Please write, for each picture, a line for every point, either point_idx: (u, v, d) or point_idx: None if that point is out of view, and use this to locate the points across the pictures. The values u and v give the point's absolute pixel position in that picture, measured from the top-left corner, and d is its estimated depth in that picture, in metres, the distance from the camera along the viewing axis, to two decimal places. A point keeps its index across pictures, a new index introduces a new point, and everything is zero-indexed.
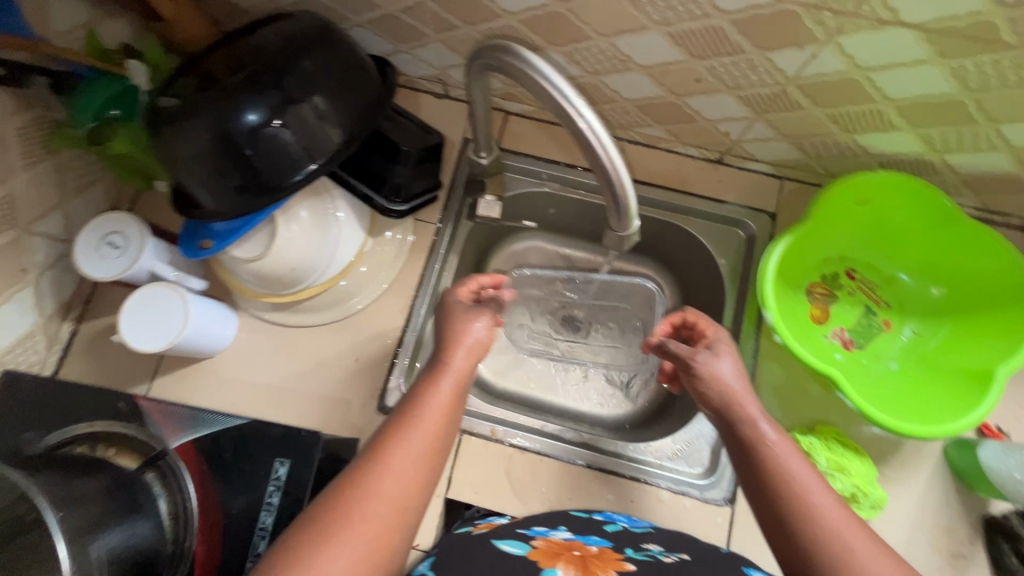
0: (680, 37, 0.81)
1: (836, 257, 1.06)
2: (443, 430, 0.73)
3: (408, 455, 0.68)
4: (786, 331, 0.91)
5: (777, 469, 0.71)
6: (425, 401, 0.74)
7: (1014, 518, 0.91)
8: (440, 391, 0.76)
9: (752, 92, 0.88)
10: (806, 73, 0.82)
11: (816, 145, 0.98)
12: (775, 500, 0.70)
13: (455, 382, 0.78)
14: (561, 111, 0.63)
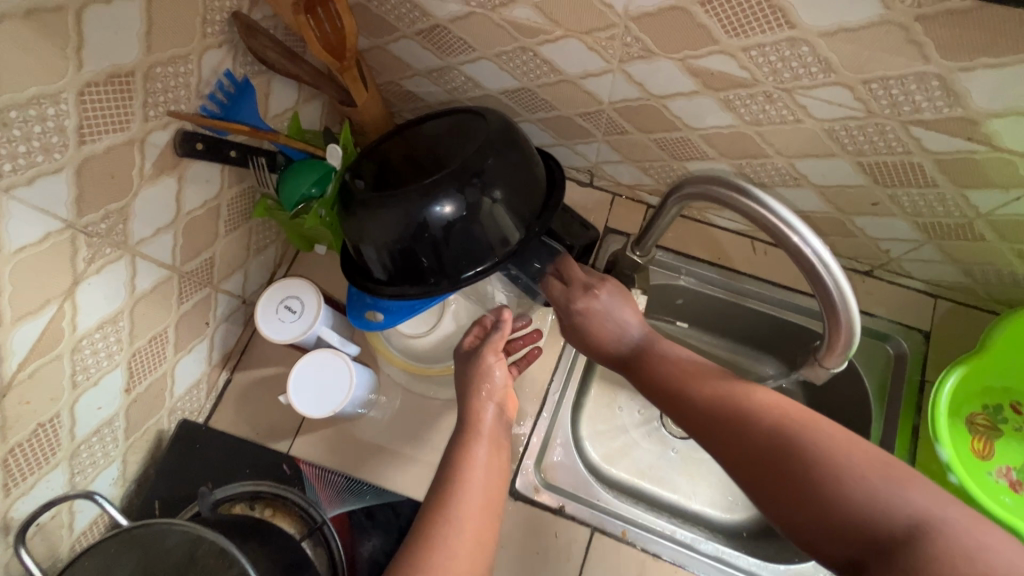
0: (871, 166, 0.82)
1: (993, 389, 1.00)
2: (489, 486, 0.77)
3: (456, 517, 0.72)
4: (958, 468, 0.87)
5: (721, 407, 0.71)
6: (462, 468, 0.77)
7: None
8: (477, 455, 0.79)
9: (933, 220, 0.87)
10: (1001, 211, 0.81)
11: (986, 274, 0.95)
12: (731, 442, 0.68)
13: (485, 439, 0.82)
14: (789, 245, 0.62)
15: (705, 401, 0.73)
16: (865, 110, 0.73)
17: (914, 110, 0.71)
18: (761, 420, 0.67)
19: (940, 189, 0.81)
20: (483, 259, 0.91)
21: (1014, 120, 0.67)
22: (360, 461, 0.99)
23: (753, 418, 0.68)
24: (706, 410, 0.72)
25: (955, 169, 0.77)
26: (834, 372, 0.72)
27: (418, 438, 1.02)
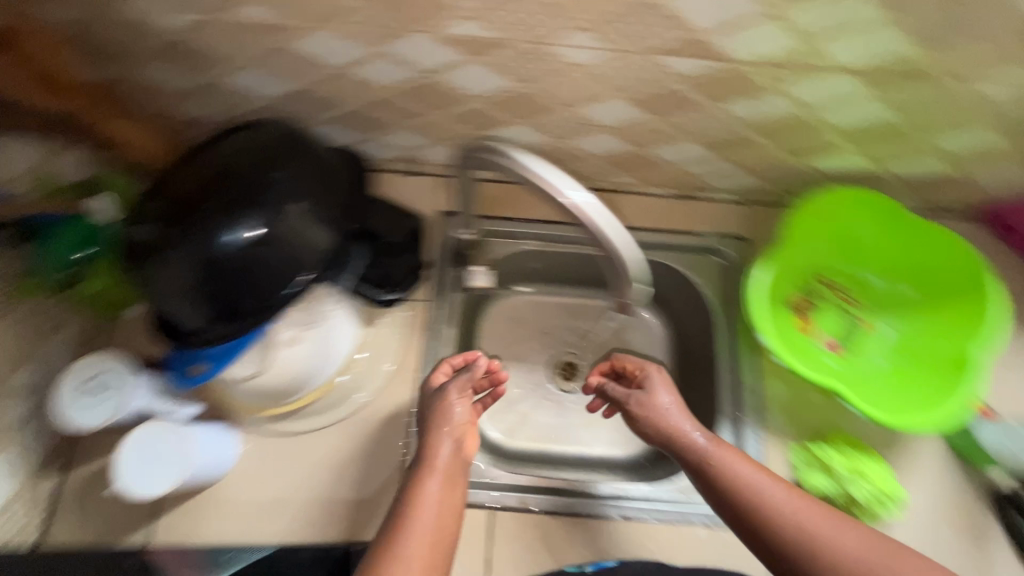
0: (644, 101, 0.88)
1: (801, 270, 1.10)
2: (441, 525, 0.73)
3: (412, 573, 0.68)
4: (778, 350, 0.96)
5: (717, 503, 0.80)
6: (405, 522, 0.72)
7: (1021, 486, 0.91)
8: (428, 493, 0.75)
9: (714, 136, 0.96)
10: (756, 115, 0.92)
11: (777, 175, 1.05)
12: (714, 488, 0.80)
13: (442, 476, 0.77)
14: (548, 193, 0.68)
15: (744, 511, 0.77)
16: (619, 50, 0.80)
17: (656, 41, 0.79)
18: (778, 505, 0.76)
19: (717, 104, 0.89)
20: (298, 276, 0.81)
21: (735, 38, 0.79)
22: (226, 527, 0.89)
23: (770, 489, 0.78)
24: (770, 495, 0.77)
25: (712, 88, 0.86)
26: (646, 305, 0.78)
27: (288, 481, 0.93)
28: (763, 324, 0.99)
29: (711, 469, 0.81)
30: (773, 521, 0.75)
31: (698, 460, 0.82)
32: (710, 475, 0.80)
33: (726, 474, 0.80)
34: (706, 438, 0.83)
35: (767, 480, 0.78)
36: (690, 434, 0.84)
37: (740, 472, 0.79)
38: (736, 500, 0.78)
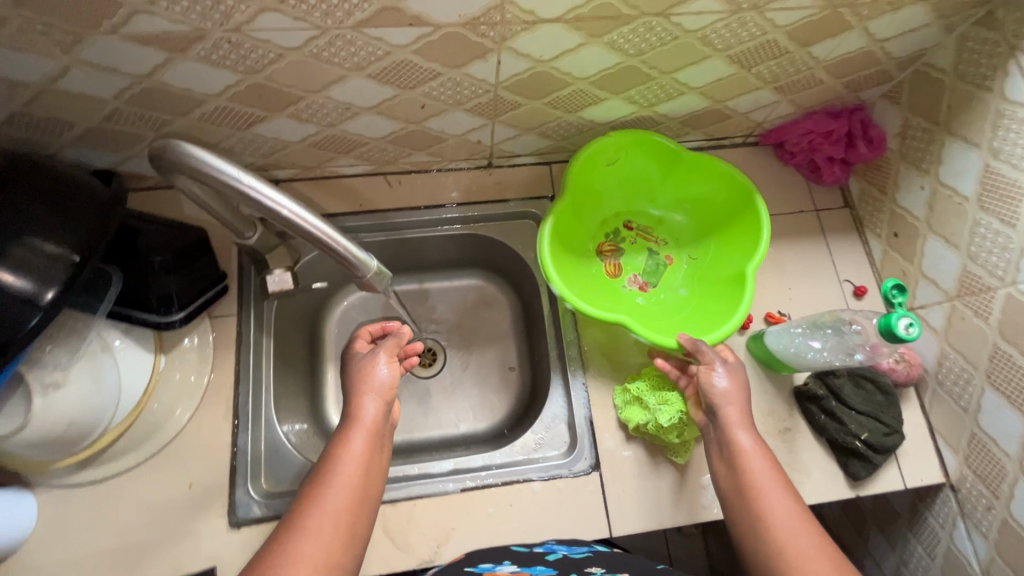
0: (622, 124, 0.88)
1: (738, 216, 0.90)
2: (364, 477, 0.65)
3: (327, 514, 0.60)
4: (610, 297, 0.92)
5: (763, 530, 0.64)
6: (339, 456, 0.65)
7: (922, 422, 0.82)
8: (351, 447, 0.66)
9: (715, 129, 0.94)
10: (755, 107, 0.89)
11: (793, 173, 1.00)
12: (762, 515, 0.65)
13: (369, 433, 0.68)
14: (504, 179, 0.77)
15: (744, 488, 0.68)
16: None
17: None
18: (780, 506, 0.65)
19: (729, 119, 0.91)
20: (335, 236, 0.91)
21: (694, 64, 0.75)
22: None
23: (772, 495, 0.66)
24: (761, 475, 0.68)
25: (711, 115, 0.89)
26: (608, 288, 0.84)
27: None
28: (628, 267, 0.96)
29: (743, 466, 0.69)
30: (768, 520, 0.64)
31: (739, 449, 0.70)
32: (722, 439, 0.72)
33: (745, 466, 0.69)
34: (750, 440, 0.71)
35: (772, 473, 0.68)
36: (751, 451, 0.70)
37: (744, 441, 0.71)
38: (728, 469, 0.71)
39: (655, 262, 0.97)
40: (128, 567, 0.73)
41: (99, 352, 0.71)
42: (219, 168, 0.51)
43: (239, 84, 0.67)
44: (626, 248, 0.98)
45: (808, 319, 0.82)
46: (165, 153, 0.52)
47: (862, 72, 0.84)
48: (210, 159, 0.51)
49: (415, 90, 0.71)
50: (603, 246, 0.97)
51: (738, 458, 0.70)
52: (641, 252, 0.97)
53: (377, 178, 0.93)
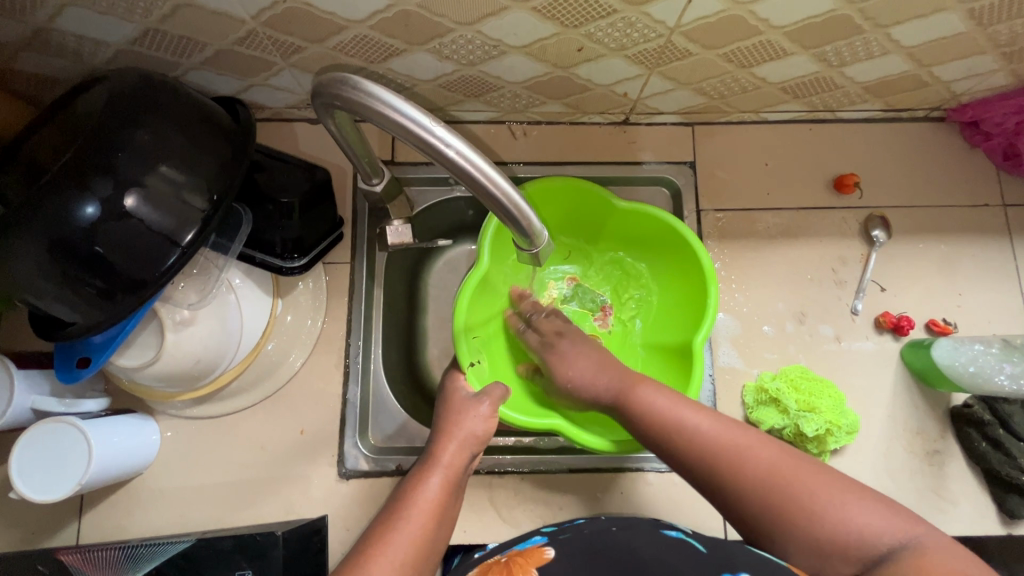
0: (793, 87, 0.75)
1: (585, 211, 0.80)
2: (434, 534, 0.54)
3: (393, 557, 0.50)
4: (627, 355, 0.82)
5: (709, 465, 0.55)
6: (413, 498, 0.56)
7: (978, 405, 0.75)
8: (426, 489, 0.57)
9: (899, 97, 0.79)
10: (962, 76, 0.74)
11: (979, 156, 0.84)
12: (695, 457, 0.56)
13: (448, 477, 0.59)
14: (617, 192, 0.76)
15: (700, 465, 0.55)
16: None
17: None
18: (754, 456, 0.53)
19: (924, 88, 0.77)
20: (456, 187, 0.85)
21: (914, 23, 0.62)
22: None
23: (756, 449, 0.54)
24: (705, 432, 0.56)
25: (903, 82, 0.75)
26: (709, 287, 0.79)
27: None
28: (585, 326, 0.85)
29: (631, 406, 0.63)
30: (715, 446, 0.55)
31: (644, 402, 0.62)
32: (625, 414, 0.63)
33: (665, 414, 0.60)
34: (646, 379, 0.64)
35: (738, 428, 0.56)
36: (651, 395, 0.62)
37: (661, 400, 0.61)
38: (672, 455, 0.58)
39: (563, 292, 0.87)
40: (242, 504, 0.74)
41: (224, 294, 0.68)
42: (390, 103, 0.44)
43: (388, 11, 0.59)
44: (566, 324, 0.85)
45: (1003, 339, 0.72)
46: (346, 88, 0.46)
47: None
48: (381, 92, 0.44)
49: (578, 29, 0.62)
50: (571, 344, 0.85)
51: (631, 408, 0.63)
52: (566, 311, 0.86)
53: (501, 126, 0.85)
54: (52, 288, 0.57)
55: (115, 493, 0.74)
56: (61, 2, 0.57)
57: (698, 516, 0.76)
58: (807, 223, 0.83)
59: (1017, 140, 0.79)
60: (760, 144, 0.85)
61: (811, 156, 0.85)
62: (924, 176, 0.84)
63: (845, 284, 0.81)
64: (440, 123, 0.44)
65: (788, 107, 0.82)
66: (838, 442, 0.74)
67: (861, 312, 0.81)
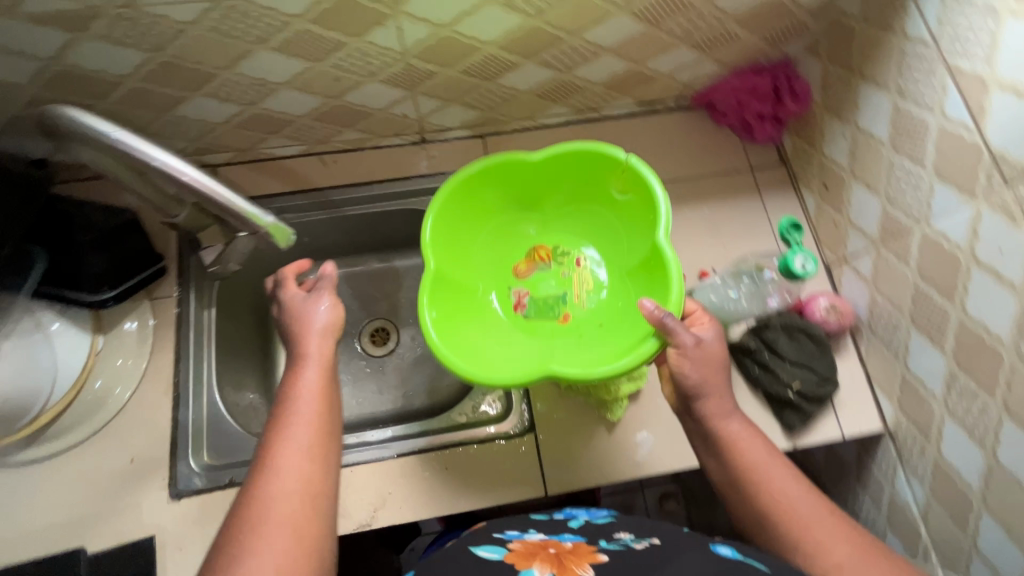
0: (546, 92, 0.89)
1: (620, 333, 0.84)
2: (329, 416, 0.64)
3: (297, 445, 0.60)
4: (478, 273, 0.92)
5: (785, 513, 0.63)
6: (295, 393, 0.65)
7: (745, 335, 0.86)
8: (306, 383, 0.66)
9: (642, 91, 0.94)
10: (678, 69, 0.90)
11: (725, 132, 1.00)
12: (782, 508, 0.63)
13: (320, 364, 0.68)
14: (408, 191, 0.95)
15: (774, 520, 0.63)
16: None
17: None
18: (831, 541, 0.60)
19: (655, 80, 0.92)
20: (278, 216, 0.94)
21: (598, 29, 0.77)
22: None
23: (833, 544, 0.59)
24: (796, 497, 0.63)
25: (634, 78, 0.90)
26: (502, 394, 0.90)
27: None
28: (534, 287, 0.93)
29: (732, 454, 0.68)
30: (780, 501, 0.63)
31: (729, 436, 0.69)
32: (724, 455, 0.69)
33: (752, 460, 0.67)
34: (739, 423, 0.70)
35: (819, 512, 0.62)
36: (726, 421, 0.70)
37: (759, 453, 0.67)
38: (752, 499, 0.65)
39: (553, 306, 0.91)
40: (71, 538, 0.75)
41: (31, 331, 0.74)
42: (96, 128, 0.56)
43: (147, 63, 0.69)
44: (541, 281, 0.93)
45: (729, 268, 0.91)
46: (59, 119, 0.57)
47: (778, 24, 0.83)
48: (87, 120, 0.56)
49: (324, 62, 0.73)
50: (529, 265, 0.94)
51: (732, 451, 0.68)
52: (544, 279, 0.94)
53: (312, 157, 0.94)
54: None
55: None
56: None
57: (518, 478, 0.82)
58: None
59: (744, 114, 0.95)
60: (543, 144, 0.98)
61: None
62: (683, 152, 0.99)
63: None
64: (124, 131, 0.56)
65: (555, 110, 0.95)
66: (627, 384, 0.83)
67: None
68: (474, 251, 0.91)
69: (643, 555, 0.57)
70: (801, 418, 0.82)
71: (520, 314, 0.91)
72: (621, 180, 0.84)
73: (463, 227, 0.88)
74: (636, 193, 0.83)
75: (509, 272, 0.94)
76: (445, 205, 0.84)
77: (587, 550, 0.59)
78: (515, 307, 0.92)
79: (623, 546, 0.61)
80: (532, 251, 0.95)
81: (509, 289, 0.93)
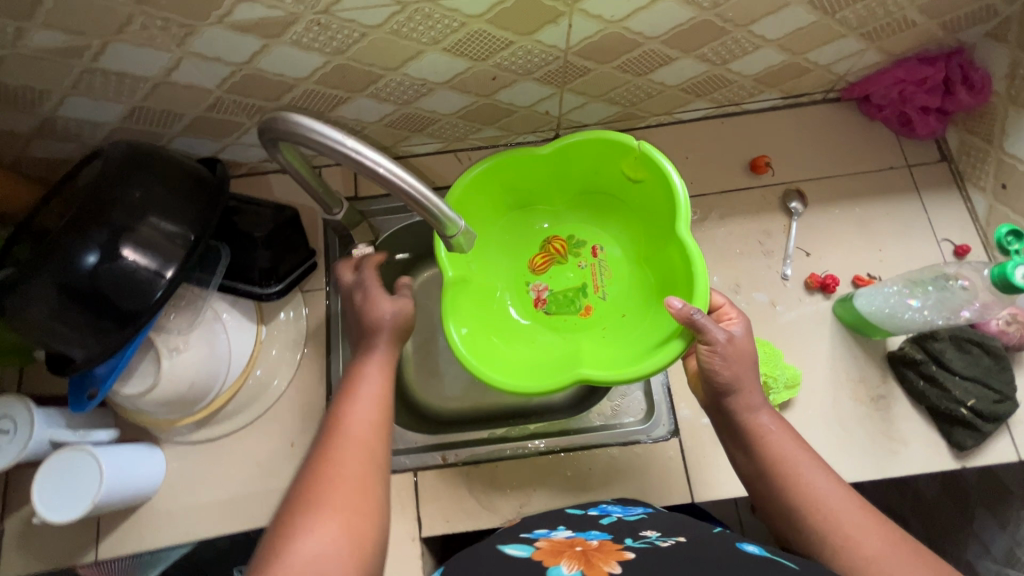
0: (693, 87, 0.86)
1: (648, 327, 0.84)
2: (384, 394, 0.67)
3: (357, 417, 0.63)
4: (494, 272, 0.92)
5: (824, 511, 0.60)
6: (352, 374, 0.68)
7: (909, 345, 0.81)
8: (363, 365, 0.69)
9: (792, 83, 0.89)
10: (837, 60, 0.84)
11: (878, 126, 0.93)
12: (819, 506, 0.60)
13: (378, 348, 0.72)
14: None
15: (808, 517, 0.60)
16: None
17: None
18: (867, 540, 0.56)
19: (809, 72, 0.87)
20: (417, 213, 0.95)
21: (768, 20, 0.73)
22: None
23: (877, 547, 0.56)
24: (833, 497, 0.60)
25: (787, 70, 0.85)
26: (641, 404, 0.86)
27: None
28: (554, 282, 0.93)
29: (763, 446, 0.66)
30: (819, 500, 0.60)
31: (756, 429, 0.67)
32: (753, 447, 0.66)
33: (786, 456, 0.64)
34: (770, 419, 0.67)
35: (864, 514, 0.59)
36: (757, 413, 0.67)
37: (795, 450, 0.65)
38: (784, 495, 0.63)
39: (575, 298, 0.92)
40: (240, 515, 0.81)
41: (211, 322, 0.78)
42: (324, 134, 0.54)
43: (325, 66, 0.71)
44: (561, 273, 0.94)
45: (904, 277, 0.80)
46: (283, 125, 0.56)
47: (962, 9, 0.77)
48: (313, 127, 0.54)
49: (486, 61, 0.73)
50: (545, 260, 0.94)
51: (762, 444, 0.66)
52: (564, 271, 0.94)
53: (449, 155, 0.95)
54: (66, 328, 0.67)
55: (126, 518, 0.81)
56: (63, 93, 0.70)
57: (663, 482, 0.81)
58: (730, 203, 0.92)
59: (905, 107, 0.88)
60: (681, 140, 0.95)
61: (728, 145, 0.94)
62: (831, 146, 0.93)
63: (772, 253, 0.89)
64: (353, 138, 0.54)
65: (696, 105, 0.92)
66: (780, 394, 0.79)
67: (792, 277, 0.87)
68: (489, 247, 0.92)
69: (669, 554, 0.55)
70: (974, 437, 0.77)
71: (542, 309, 0.92)
72: (636, 170, 0.83)
73: (477, 227, 0.88)
74: (646, 177, 0.82)
75: (527, 269, 0.94)
76: (466, 203, 0.84)
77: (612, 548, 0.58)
78: (537, 305, 0.92)
79: (648, 544, 0.59)
80: (549, 243, 0.94)
81: (528, 286, 0.93)
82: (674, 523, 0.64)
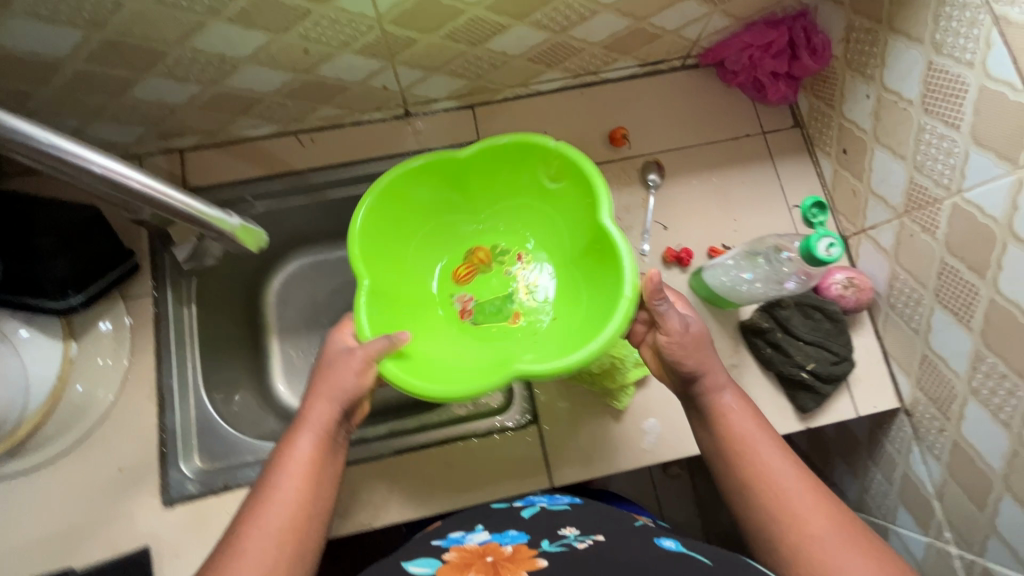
0: (539, 56, 0.81)
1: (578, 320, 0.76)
2: (312, 494, 0.59)
3: (267, 532, 0.56)
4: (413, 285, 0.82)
5: (786, 504, 0.58)
6: (283, 462, 0.60)
7: (758, 314, 0.82)
8: (296, 452, 0.60)
9: (645, 50, 0.86)
10: (684, 25, 0.81)
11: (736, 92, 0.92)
12: (780, 498, 0.58)
13: (318, 436, 0.61)
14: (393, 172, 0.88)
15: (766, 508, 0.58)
16: None
17: None
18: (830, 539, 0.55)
19: (659, 38, 0.83)
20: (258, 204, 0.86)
21: None
22: None
23: (838, 547, 0.54)
24: (793, 487, 0.58)
25: (635, 36, 0.82)
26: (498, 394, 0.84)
27: None
28: (478, 292, 0.85)
29: (725, 433, 0.63)
30: (783, 491, 0.58)
31: (721, 409, 0.64)
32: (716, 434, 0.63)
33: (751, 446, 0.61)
34: (731, 396, 0.65)
35: (828, 509, 0.57)
36: (723, 397, 0.64)
37: (761, 439, 0.62)
38: (746, 488, 0.60)
39: (503, 306, 0.83)
40: (63, 551, 0.73)
41: None
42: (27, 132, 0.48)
43: (88, 41, 0.61)
44: (485, 283, 0.85)
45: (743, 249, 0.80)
46: None
47: None
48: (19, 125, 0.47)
49: (287, 32, 0.65)
50: (469, 270, 0.85)
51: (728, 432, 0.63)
52: (491, 281, 0.85)
53: (289, 137, 0.87)
54: None
55: None
56: None
57: (525, 470, 0.79)
58: None
59: (756, 73, 0.87)
60: (538, 113, 0.90)
61: (587, 117, 0.90)
62: (690, 115, 0.91)
63: (631, 228, 0.87)
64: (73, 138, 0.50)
65: (549, 76, 0.87)
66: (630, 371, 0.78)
67: (649, 252, 0.86)
68: (404, 258, 0.81)
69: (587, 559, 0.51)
70: (815, 399, 0.79)
71: (468, 320, 0.83)
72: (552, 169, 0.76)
73: (390, 236, 0.78)
74: (568, 180, 0.75)
75: (450, 279, 0.85)
76: (373, 211, 0.74)
77: (525, 554, 0.53)
78: (461, 316, 0.83)
79: (565, 546, 0.55)
80: (472, 254, 0.85)
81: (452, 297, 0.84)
82: (594, 518, 0.62)
